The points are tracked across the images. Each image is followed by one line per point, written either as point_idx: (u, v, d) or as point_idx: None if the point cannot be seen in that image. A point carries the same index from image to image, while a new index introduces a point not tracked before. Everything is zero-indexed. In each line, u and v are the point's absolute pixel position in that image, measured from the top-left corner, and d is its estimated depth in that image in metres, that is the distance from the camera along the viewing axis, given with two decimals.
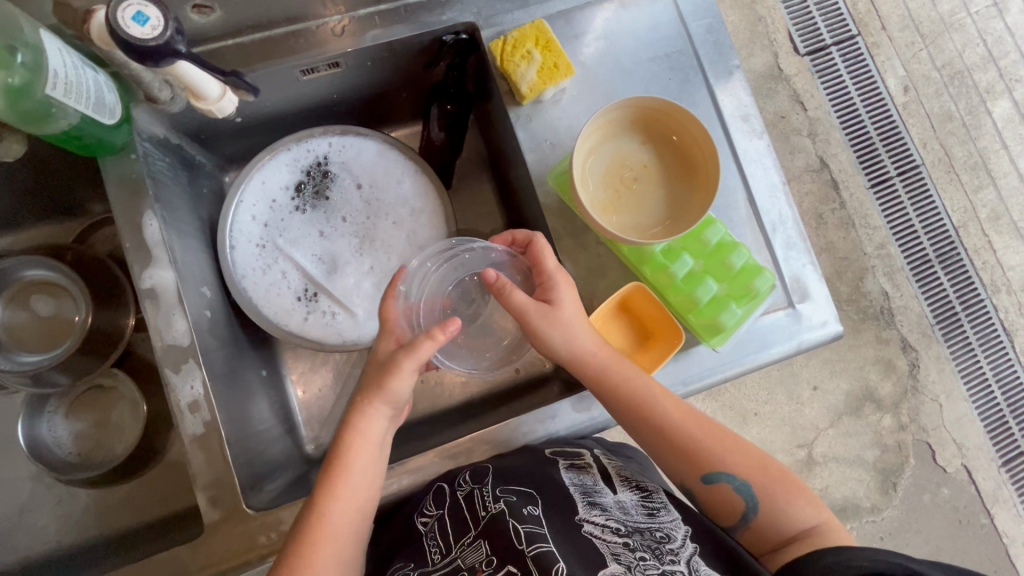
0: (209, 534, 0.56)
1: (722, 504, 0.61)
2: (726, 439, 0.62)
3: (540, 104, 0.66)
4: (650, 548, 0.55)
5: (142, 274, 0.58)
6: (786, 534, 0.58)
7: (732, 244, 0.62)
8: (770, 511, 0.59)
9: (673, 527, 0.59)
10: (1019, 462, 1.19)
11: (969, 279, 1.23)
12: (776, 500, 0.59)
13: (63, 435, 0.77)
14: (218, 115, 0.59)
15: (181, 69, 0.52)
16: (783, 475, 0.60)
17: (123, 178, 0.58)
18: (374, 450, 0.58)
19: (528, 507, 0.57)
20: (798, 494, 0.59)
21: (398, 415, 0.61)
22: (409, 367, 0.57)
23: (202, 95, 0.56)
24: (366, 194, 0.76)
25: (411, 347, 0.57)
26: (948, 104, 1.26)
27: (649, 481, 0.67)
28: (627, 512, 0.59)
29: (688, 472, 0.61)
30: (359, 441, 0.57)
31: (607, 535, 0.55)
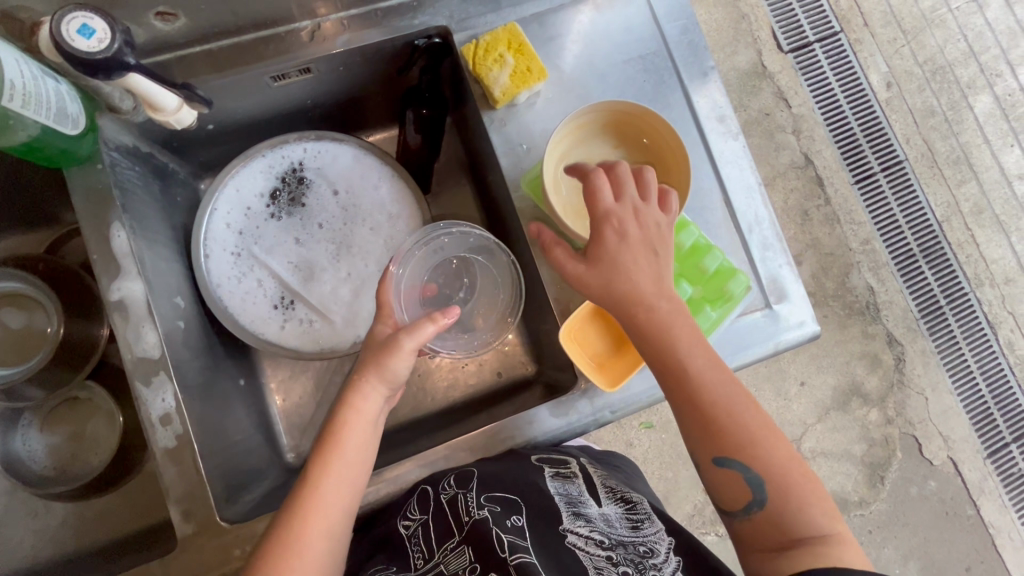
0: (182, 549, 0.55)
1: (726, 487, 0.55)
2: (766, 430, 0.54)
3: (515, 107, 0.66)
4: (633, 561, 0.55)
5: (110, 286, 0.57)
6: (792, 535, 0.52)
7: (706, 247, 0.61)
8: (780, 511, 0.53)
9: (657, 540, 0.60)
10: (1004, 453, 1.20)
11: (953, 273, 1.23)
12: (790, 502, 0.53)
13: (38, 448, 0.76)
14: (177, 126, 0.59)
15: (133, 83, 0.52)
16: (805, 480, 0.54)
17: (89, 188, 0.57)
18: (371, 424, 0.58)
19: (512, 517, 0.57)
20: (817, 501, 0.53)
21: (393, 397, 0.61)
22: (411, 347, 0.57)
23: (158, 107, 0.56)
24: (343, 200, 0.75)
25: (415, 327, 0.57)
26: (930, 99, 1.27)
27: (633, 492, 0.68)
28: (611, 524, 0.60)
29: (707, 447, 0.55)
30: (353, 417, 0.57)
31: (590, 548, 0.56)
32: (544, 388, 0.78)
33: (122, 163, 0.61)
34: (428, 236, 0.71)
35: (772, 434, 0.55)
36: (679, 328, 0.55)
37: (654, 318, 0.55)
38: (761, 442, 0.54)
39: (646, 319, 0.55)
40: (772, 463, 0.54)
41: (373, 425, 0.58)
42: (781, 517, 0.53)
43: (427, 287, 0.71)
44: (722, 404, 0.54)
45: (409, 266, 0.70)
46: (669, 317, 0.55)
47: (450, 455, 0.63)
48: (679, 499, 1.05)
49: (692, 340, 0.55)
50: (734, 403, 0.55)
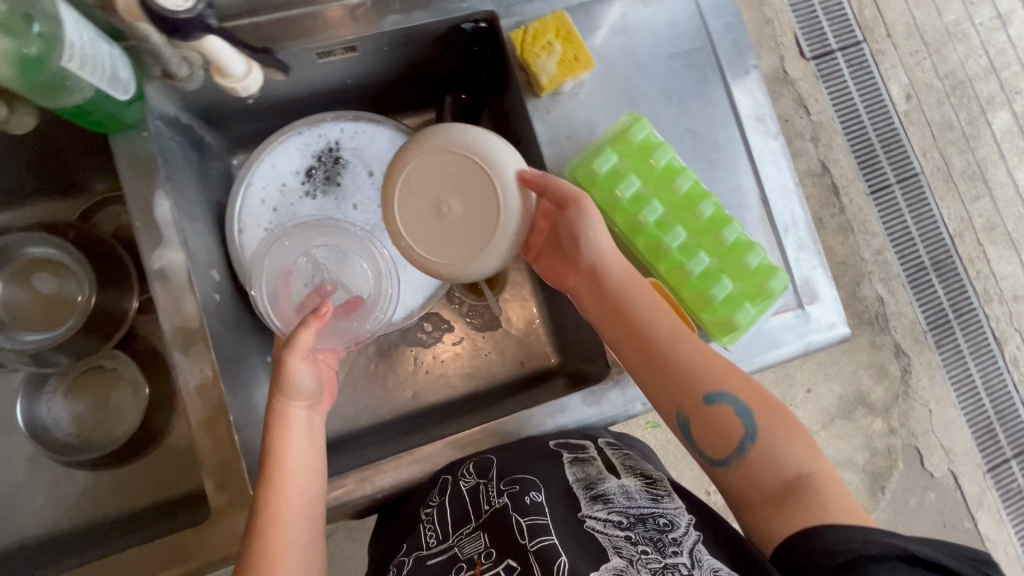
0: (215, 519, 0.56)
1: (716, 434, 0.58)
2: (736, 369, 0.60)
3: (558, 96, 0.66)
4: (652, 540, 0.53)
5: (153, 255, 0.57)
6: (787, 463, 0.56)
7: (748, 244, 0.61)
8: (765, 444, 0.57)
9: (677, 514, 0.58)
10: (1003, 468, 1.21)
11: (962, 287, 1.24)
12: (774, 435, 0.57)
13: (62, 416, 0.76)
14: (241, 94, 0.58)
15: (209, 44, 0.51)
16: (783, 415, 0.58)
17: (134, 155, 0.57)
18: (305, 434, 0.58)
19: (531, 496, 0.58)
20: (796, 433, 0.58)
21: (315, 402, 0.60)
22: (297, 362, 0.57)
23: (227, 72, 0.55)
24: (378, 181, 0.75)
25: (290, 346, 0.56)
26: (949, 113, 1.28)
27: (652, 468, 0.65)
28: (630, 498, 0.58)
29: (687, 398, 0.59)
30: (283, 431, 0.57)
31: (609, 530, 0.54)
32: (567, 379, 0.78)
33: (165, 132, 0.60)
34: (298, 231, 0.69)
35: (743, 375, 0.59)
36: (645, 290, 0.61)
37: (622, 285, 0.61)
38: (737, 382, 0.58)
39: (614, 286, 0.61)
40: (753, 392, 0.59)
41: (311, 434, 0.59)
42: (767, 453, 0.57)
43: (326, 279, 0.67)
44: (694, 353, 0.59)
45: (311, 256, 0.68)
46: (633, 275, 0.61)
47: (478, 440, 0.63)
48: None
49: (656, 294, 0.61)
50: (706, 350, 0.60)
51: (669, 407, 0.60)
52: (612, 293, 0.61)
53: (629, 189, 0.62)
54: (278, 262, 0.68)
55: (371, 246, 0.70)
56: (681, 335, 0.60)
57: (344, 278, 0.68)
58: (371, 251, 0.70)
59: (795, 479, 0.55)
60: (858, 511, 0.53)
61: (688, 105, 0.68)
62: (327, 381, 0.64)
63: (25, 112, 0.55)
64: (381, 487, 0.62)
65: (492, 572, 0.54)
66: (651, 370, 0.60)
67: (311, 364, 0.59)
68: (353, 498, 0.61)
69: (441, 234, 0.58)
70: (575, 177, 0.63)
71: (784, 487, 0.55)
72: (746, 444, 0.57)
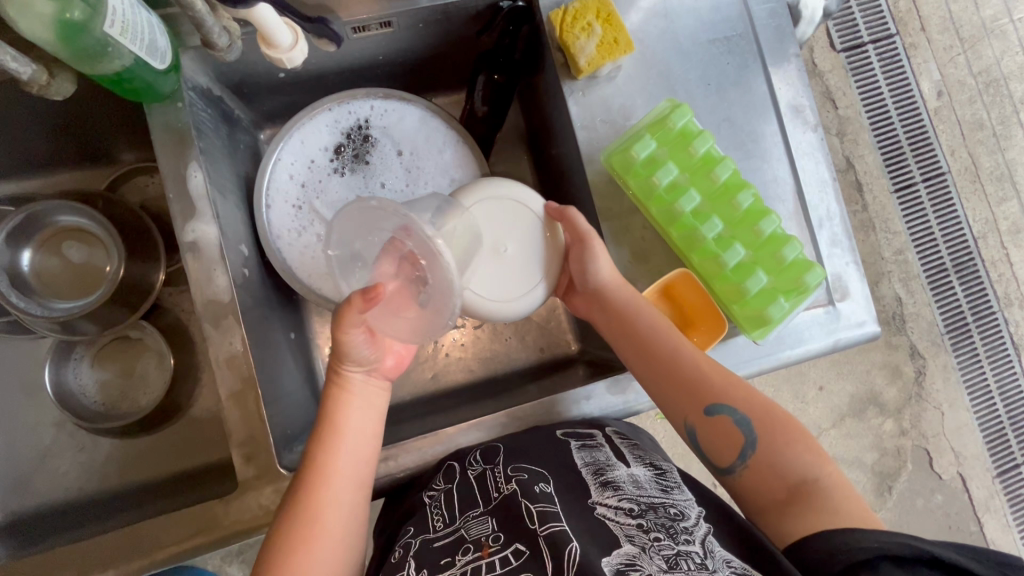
0: (242, 490, 0.56)
1: (720, 440, 0.59)
2: (741, 381, 0.60)
3: (594, 80, 0.65)
4: (664, 527, 0.52)
5: (185, 226, 0.57)
6: (793, 475, 0.56)
7: (785, 238, 0.60)
8: (769, 452, 0.57)
9: (687, 506, 0.57)
10: (1014, 474, 1.20)
11: (983, 290, 1.22)
12: (777, 443, 0.57)
13: (88, 383, 0.77)
14: (286, 66, 0.57)
15: (259, 13, 0.50)
16: (788, 422, 0.58)
17: (169, 125, 0.57)
18: (361, 398, 0.58)
19: (540, 485, 0.56)
20: (799, 440, 0.58)
21: (375, 365, 0.59)
22: (347, 334, 0.55)
23: (274, 43, 0.54)
24: (407, 161, 0.74)
25: (338, 320, 0.54)
26: (980, 112, 1.24)
27: (661, 458, 0.64)
28: (640, 487, 0.57)
29: (693, 410, 0.60)
30: (347, 396, 0.58)
31: (621, 518, 0.53)
32: (588, 367, 0.78)
33: (198, 103, 0.60)
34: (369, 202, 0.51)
35: (748, 386, 0.60)
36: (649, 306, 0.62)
37: (626, 304, 0.62)
38: (740, 393, 0.59)
39: (619, 306, 0.63)
40: (757, 403, 0.59)
41: (370, 400, 0.59)
42: (772, 459, 0.57)
43: (410, 249, 0.50)
44: (698, 368, 0.60)
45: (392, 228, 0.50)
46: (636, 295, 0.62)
47: (501, 424, 0.63)
48: None
49: (654, 311, 0.62)
50: (709, 363, 0.60)
51: (677, 417, 0.61)
52: (618, 313, 0.63)
53: (666, 176, 0.61)
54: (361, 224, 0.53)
55: (437, 250, 0.47)
56: (683, 350, 0.60)
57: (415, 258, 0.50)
58: (433, 242, 0.47)
59: (801, 484, 0.55)
60: (868, 513, 0.52)
61: (727, 94, 0.67)
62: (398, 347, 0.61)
63: (64, 78, 0.55)
64: (404, 466, 0.62)
65: (501, 556, 0.51)
66: (655, 384, 0.60)
67: (366, 336, 0.56)
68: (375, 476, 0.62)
69: (501, 270, 0.64)
70: (611, 163, 0.63)
71: (792, 492, 0.55)
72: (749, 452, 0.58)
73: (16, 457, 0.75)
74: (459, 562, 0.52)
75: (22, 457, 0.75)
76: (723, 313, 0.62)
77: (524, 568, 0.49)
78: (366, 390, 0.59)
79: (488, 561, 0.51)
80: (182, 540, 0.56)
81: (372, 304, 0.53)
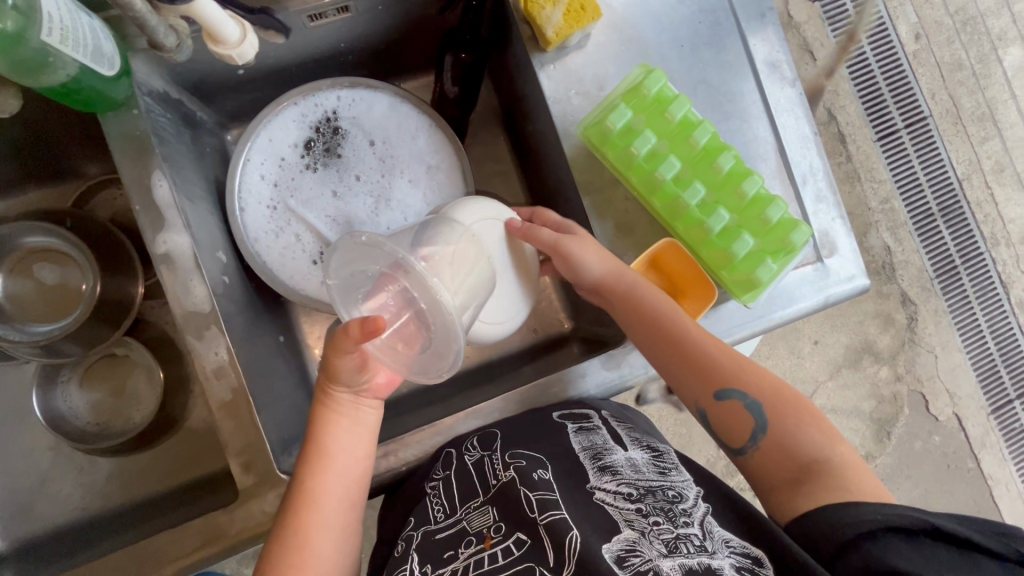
0: (243, 499, 0.56)
1: (732, 422, 0.59)
2: (750, 365, 0.60)
3: (564, 51, 0.63)
4: (663, 510, 0.53)
5: (156, 238, 0.55)
6: (804, 457, 0.55)
7: (769, 198, 0.59)
8: (779, 432, 0.57)
9: (685, 487, 0.57)
10: (1007, 409, 1.23)
11: (969, 232, 1.22)
12: (787, 424, 0.57)
13: (78, 405, 0.76)
14: (237, 61, 0.54)
15: (200, 10, 0.48)
16: (799, 404, 0.58)
17: (127, 134, 0.55)
18: (348, 420, 0.57)
19: (539, 472, 0.56)
20: (810, 421, 0.57)
21: (363, 388, 0.57)
22: (341, 358, 0.53)
23: (221, 38, 0.52)
24: (380, 151, 0.72)
25: (334, 345, 0.52)
26: (959, 52, 1.23)
27: (660, 441, 0.65)
28: (638, 470, 0.58)
29: (704, 394, 0.60)
30: (335, 415, 0.57)
31: (619, 502, 0.53)
32: (583, 344, 0.77)
33: (155, 108, 0.58)
34: (352, 239, 0.51)
35: (759, 369, 0.60)
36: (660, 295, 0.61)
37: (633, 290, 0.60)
38: (753, 376, 0.59)
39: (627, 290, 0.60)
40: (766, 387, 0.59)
41: (358, 419, 0.57)
42: (783, 439, 0.57)
43: (393, 278, 0.50)
44: (706, 353, 0.59)
45: (363, 257, 0.51)
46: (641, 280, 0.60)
47: (500, 410, 0.63)
48: (693, 454, 1.07)
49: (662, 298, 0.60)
50: (717, 347, 0.59)
51: (687, 399, 0.62)
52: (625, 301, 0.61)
53: (644, 146, 0.59)
54: (345, 260, 0.52)
55: (423, 275, 0.49)
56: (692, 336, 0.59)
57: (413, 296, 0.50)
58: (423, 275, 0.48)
59: (813, 464, 0.55)
60: (879, 490, 0.52)
61: (701, 54, 0.65)
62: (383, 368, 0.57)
63: (9, 95, 0.55)
64: (405, 460, 0.62)
65: (503, 547, 0.52)
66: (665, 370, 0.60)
67: (358, 360, 0.54)
68: (378, 472, 0.62)
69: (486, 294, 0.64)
70: (587, 137, 0.61)
71: (801, 471, 0.55)
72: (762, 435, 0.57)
73: (14, 485, 0.75)
74: (462, 555, 0.53)
75: (20, 484, 0.75)
76: (711, 279, 0.61)
77: (527, 558, 0.50)
78: (356, 411, 0.57)
79: (491, 552, 0.52)
80: (190, 554, 0.56)
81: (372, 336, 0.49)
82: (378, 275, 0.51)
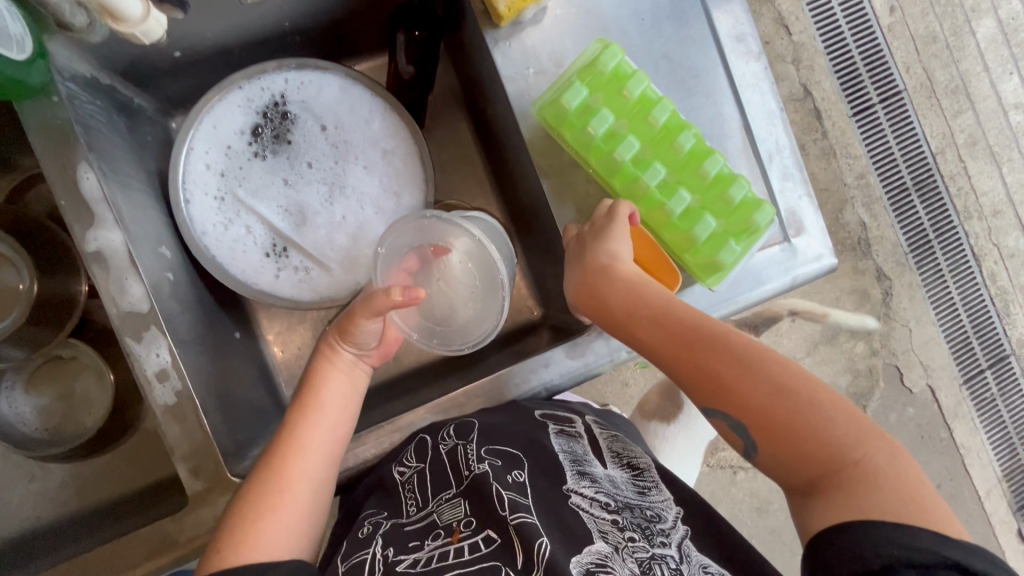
0: (194, 504, 0.54)
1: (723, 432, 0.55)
2: (736, 380, 0.52)
3: (519, 26, 0.60)
4: (640, 527, 0.53)
5: (86, 235, 0.52)
6: (803, 477, 0.50)
7: (732, 176, 0.57)
8: (772, 452, 0.51)
9: (664, 508, 0.57)
10: (980, 380, 1.24)
11: (943, 206, 1.22)
12: (779, 447, 0.51)
13: (26, 411, 0.73)
14: (144, 38, 0.54)
15: None
16: (796, 421, 0.50)
17: (45, 123, 0.51)
18: (347, 377, 0.60)
19: (513, 473, 0.55)
20: (810, 440, 0.50)
21: (368, 351, 0.61)
22: (367, 318, 0.58)
23: (123, 16, 0.51)
24: (333, 136, 0.69)
25: (368, 303, 0.57)
26: (932, 24, 1.21)
27: (642, 455, 0.65)
28: (617, 486, 0.57)
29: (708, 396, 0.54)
30: (333, 372, 0.59)
31: (594, 510, 0.53)
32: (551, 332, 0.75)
33: (79, 95, 0.55)
34: (421, 218, 0.60)
35: (772, 356, 0.53)
36: (642, 286, 0.56)
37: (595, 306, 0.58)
38: (761, 369, 0.52)
39: (598, 292, 0.57)
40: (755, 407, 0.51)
41: (355, 381, 0.60)
42: (778, 457, 0.51)
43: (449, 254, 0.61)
44: (679, 369, 0.55)
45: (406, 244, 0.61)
46: (602, 300, 0.57)
47: (463, 403, 0.61)
48: None
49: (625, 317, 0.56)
50: (689, 360, 0.54)
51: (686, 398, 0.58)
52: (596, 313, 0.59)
53: (603, 125, 0.57)
54: (394, 242, 0.61)
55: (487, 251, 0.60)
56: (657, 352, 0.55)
57: (437, 274, 0.61)
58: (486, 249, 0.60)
59: (833, 471, 0.49)
60: (891, 512, 0.45)
61: (663, 28, 0.62)
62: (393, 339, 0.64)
63: None
64: (367, 457, 0.61)
65: (470, 542, 0.50)
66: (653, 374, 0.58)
67: (380, 325, 0.60)
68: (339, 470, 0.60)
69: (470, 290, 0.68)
70: (544, 116, 0.58)
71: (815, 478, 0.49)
72: (762, 441, 0.52)
73: None
74: (428, 546, 0.51)
75: None
76: (674, 262, 0.59)
77: (494, 557, 0.48)
78: (356, 370, 0.61)
79: (458, 546, 0.50)
80: (141, 561, 0.54)
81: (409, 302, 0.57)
82: (402, 254, 0.61)
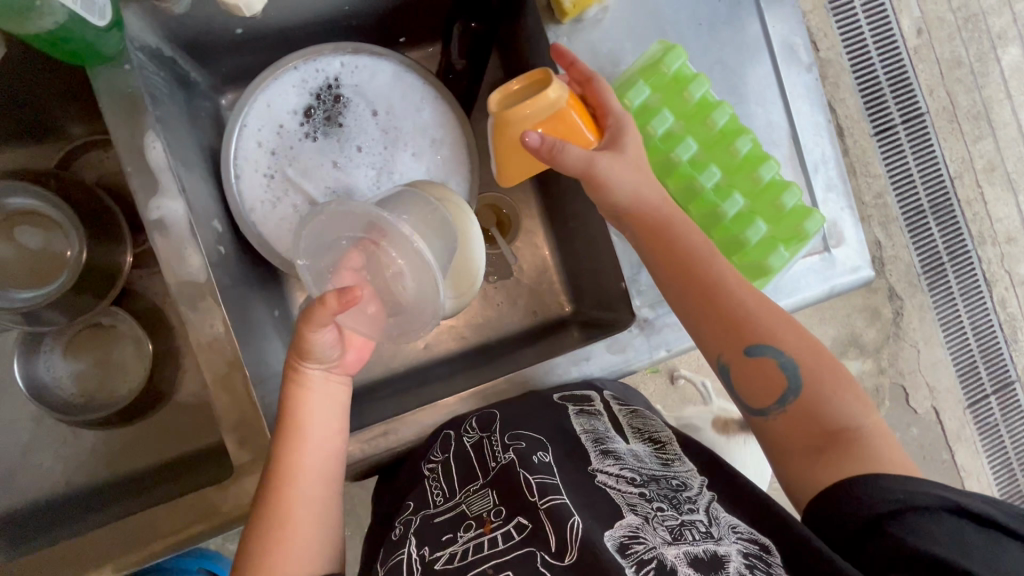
0: (237, 475, 0.55)
1: (758, 380, 0.54)
2: (785, 322, 0.55)
3: (580, 23, 0.61)
4: (667, 498, 0.53)
5: (149, 203, 0.52)
6: (828, 428, 0.52)
7: (784, 184, 0.58)
8: (815, 398, 0.53)
9: (689, 476, 0.58)
10: (983, 404, 1.25)
11: (958, 229, 1.23)
12: (823, 391, 0.53)
13: (63, 375, 0.73)
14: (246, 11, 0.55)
15: None
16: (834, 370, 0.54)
17: (117, 91, 0.52)
18: (321, 395, 0.55)
19: (538, 454, 0.55)
20: (845, 389, 0.54)
21: (335, 363, 0.56)
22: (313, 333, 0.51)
23: None
24: (383, 122, 0.69)
25: (307, 318, 0.50)
26: (958, 49, 1.23)
27: (662, 429, 0.65)
28: (641, 460, 0.58)
29: (730, 343, 0.55)
30: (304, 393, 0.55)
31: (622, 486, 0.54)
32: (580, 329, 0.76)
33: (147, 65, 0.56)
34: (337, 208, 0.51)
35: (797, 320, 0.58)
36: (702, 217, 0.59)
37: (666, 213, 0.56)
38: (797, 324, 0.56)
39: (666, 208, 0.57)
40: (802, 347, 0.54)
41: (331, 398, 0.56)
42: (815, 407, 0.53)
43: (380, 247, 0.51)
44: (748, 305, 0.55)
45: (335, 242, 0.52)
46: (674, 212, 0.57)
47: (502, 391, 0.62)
48: None
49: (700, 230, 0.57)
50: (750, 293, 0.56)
51: (711, 350, 0.56)
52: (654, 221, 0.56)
53: (661, 125, 0.59)
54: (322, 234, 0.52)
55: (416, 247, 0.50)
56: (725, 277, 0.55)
57: (387, 262, 0.52)
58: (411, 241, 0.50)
59: (842, 429, 0.51)
60: (907, 463, 0.50)
61: (720, 34, 0.63)
62: (358, 343, 0.58)
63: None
64: (405, 439, 0.62)
65: (502, 531, 0.50)
66: (699, 310, 0.56)
67: (329, 333, 0.53)
68: (377, 450, 0.61)
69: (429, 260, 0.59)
70: None
71: (826, 437, 0.51)
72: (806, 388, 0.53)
73: None
74: (461, 538, 0.51)
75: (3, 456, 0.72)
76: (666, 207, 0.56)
77: (526, 544, 0.48)
78: (325, 385, 0.56)
79: (491, 536, 0.50)
80: (183, 529, 0.55)
81: (351, 305, 0.50)
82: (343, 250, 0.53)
